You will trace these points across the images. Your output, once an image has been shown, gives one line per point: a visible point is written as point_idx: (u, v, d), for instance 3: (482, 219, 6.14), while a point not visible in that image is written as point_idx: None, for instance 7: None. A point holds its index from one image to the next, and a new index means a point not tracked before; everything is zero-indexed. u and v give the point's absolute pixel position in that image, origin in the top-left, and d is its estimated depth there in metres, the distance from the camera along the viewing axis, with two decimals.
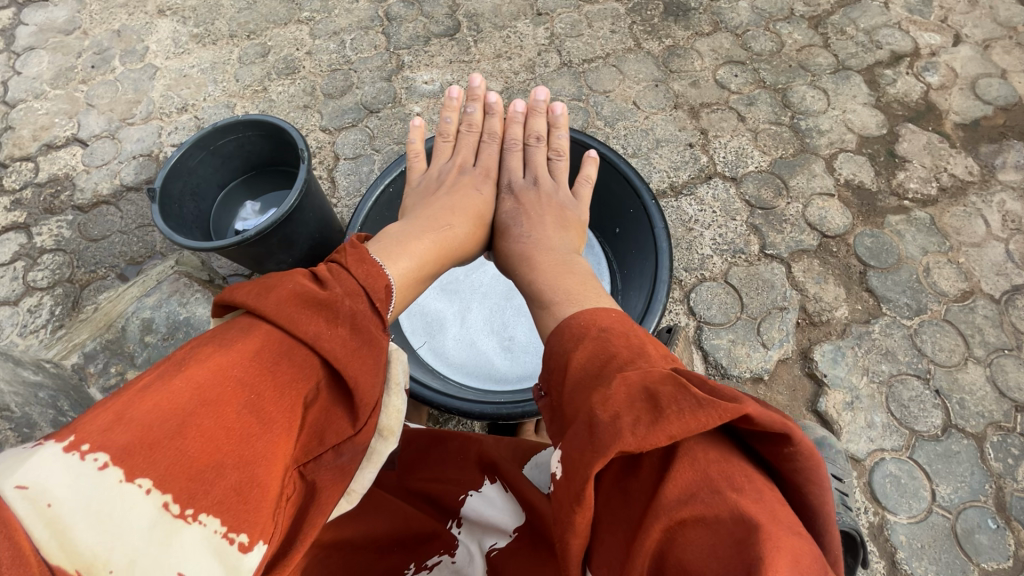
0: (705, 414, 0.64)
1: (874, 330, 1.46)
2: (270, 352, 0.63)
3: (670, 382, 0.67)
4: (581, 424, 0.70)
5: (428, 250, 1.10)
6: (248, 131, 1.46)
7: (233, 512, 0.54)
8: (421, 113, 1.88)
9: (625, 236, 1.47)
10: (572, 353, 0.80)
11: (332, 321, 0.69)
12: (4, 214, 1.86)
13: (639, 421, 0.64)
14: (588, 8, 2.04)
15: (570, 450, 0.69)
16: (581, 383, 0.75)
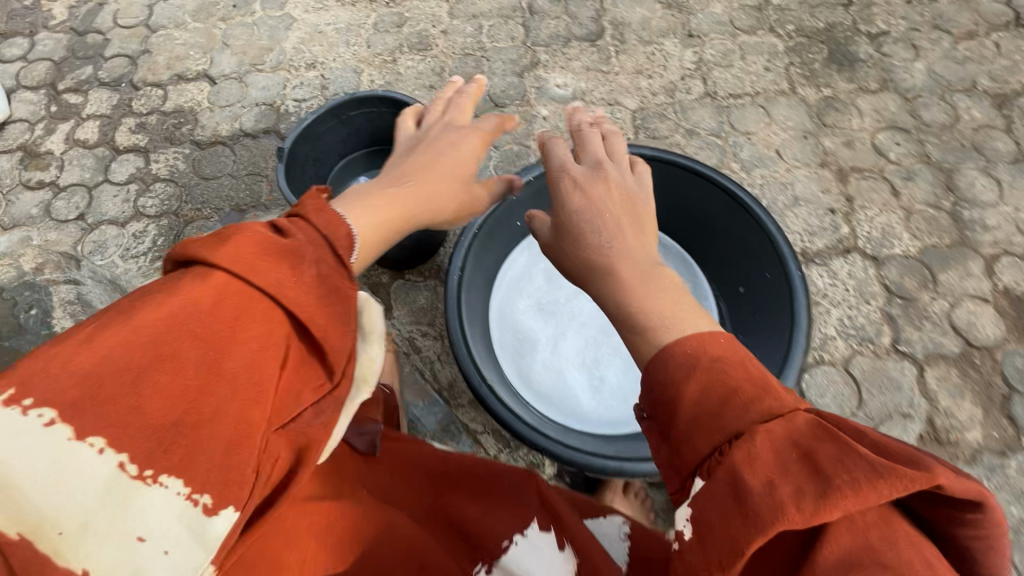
0: (877, 485, 0.50)
1: (1009, 465, 1.29)
2: (233, 292, 0.52)
3: (826, 438, 0.54)
4: (715, 484, 0.55)
5: (392, 205, 0.87)
6: (383, 107, 1.43)
7: (201, 473, 0.48)
8: (548, 117, 1.80)
9: (752, 299, 1.34)
10: (685, 387, 0.63)
11: (295, 258, 0.56)
12: (127, 135, 1.90)
13: (802, 493, 0.51)
14: (743, 39, 1.91)
15: (702, 513, 0.55)
16: (701, 427, 0.60)
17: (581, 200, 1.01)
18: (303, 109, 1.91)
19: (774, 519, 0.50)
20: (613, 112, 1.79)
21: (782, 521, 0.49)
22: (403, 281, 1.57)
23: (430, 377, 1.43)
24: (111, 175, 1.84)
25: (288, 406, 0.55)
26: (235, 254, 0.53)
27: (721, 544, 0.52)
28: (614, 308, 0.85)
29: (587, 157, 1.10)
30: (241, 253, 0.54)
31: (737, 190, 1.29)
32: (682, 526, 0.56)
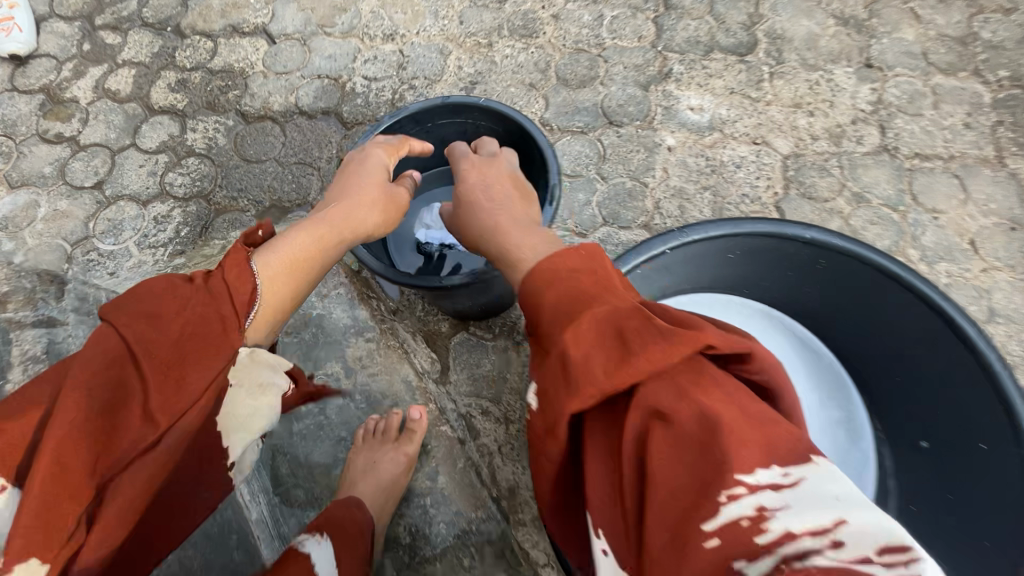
0: (664, 347, 0.59)
1: None
2: (201, 321, 0.68)
3: (635, 317, 0.62)
4: (548, 363, 0.65)
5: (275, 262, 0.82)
6: (481, 121, 1.10)
7: (42, 530, 0.56)
8: (674, 147, 1.41)
9: (947, 465, 0.95)
10: (542, 295, 0.70)
11: (236, 271, 0.75)
12: (164, 92, 1.61)
13: (608, 360, 0.60)
14: (938, 80, 1.48)
15: (544, 382, 0.65)
16: (547, 320, 0.67)
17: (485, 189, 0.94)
18: (372, 89, 1.57)
19: (585, 381, 0.60)
20: (759, 154, 1.40)
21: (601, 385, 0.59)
22: (466, 336, 1.23)
23: (489, 480, 1.08)
24: (140, 140, 1.55)
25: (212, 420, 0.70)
26: (185, 304, 0.68)
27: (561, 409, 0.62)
28: (495, 255, 0.84)
29: (487, 151, 1.05)
30: (198, 302, 0.69)
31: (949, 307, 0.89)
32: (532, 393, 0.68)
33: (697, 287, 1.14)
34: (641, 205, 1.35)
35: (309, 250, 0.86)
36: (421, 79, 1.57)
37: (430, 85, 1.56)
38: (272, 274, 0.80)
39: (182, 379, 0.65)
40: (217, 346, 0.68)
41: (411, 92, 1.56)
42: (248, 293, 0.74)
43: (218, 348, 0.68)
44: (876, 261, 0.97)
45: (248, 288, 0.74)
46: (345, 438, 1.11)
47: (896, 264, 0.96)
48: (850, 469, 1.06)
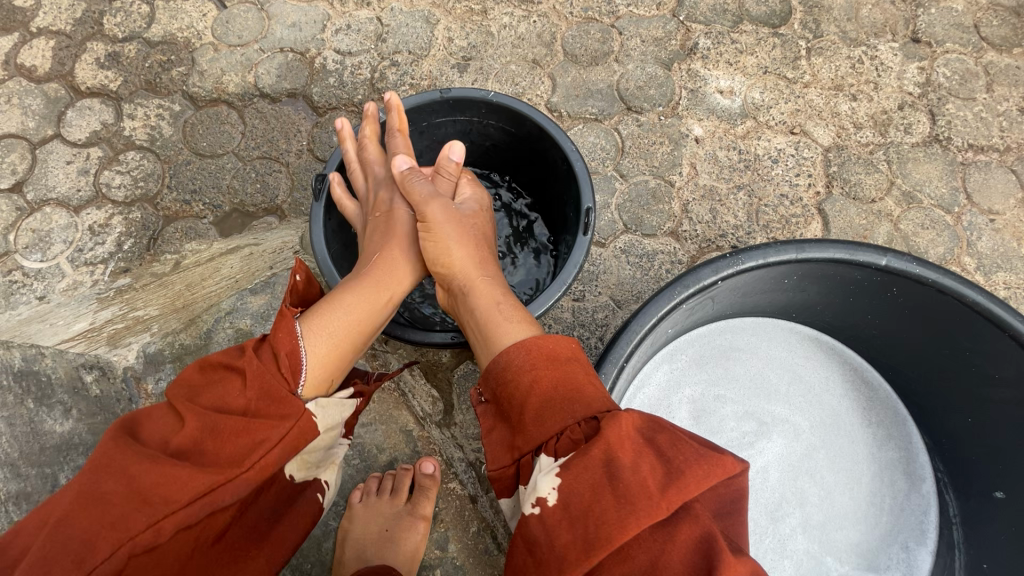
0: (713, 470, 0.57)
1: None
2: (264, 383, 0.64)
3: (661, 431, 0.61)
4: (585, 463, 0.57)
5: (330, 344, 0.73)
6: (488, 119, 0.90)
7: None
8: (703, 139, 1.23)
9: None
10: (557, 410, 0.63)
11: (289, 339, 0.69)
12: (93, 69, 1.33)
13: (654, 473, 0.56)
14: (994, 57, 1.30)
15: (569, 490, 0.57)
16: (546, 420, 0.63)
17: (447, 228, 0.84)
18: (346, 67, 1.32)
19: (631, 497, 0.54)
20: (799, 146, 1.22)
21: (643, 505, 0.54)
22: (470, 367, 1.04)
23: (507, 543, 0.94)
24: (65, 129, 1.29)
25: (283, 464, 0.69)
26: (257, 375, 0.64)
27: (602, 530, 0.54)
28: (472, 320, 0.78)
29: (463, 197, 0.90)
30: (242, 381, 0.64)
31: None
32: (548, 492, 0.58)
33: (740, 311, 1.00)
34: (667, 208, 1.18)
35: (364, 298, 0.78)
36: (404, 54, 1.33)
37: (416, 62, 1.32)
38: (320, 346, 0.72)
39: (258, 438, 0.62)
40: (287, 410, 0.65)
41: (393, 70, 1.32)
42: (290, 349, 0.69)
43: (285, 403, 0.65)
44: (960, 300, 0.81)
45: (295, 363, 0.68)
46: (337, 502, 0.98)
47: (989, 302, 0.79)
48: (909, 517, 0.96)
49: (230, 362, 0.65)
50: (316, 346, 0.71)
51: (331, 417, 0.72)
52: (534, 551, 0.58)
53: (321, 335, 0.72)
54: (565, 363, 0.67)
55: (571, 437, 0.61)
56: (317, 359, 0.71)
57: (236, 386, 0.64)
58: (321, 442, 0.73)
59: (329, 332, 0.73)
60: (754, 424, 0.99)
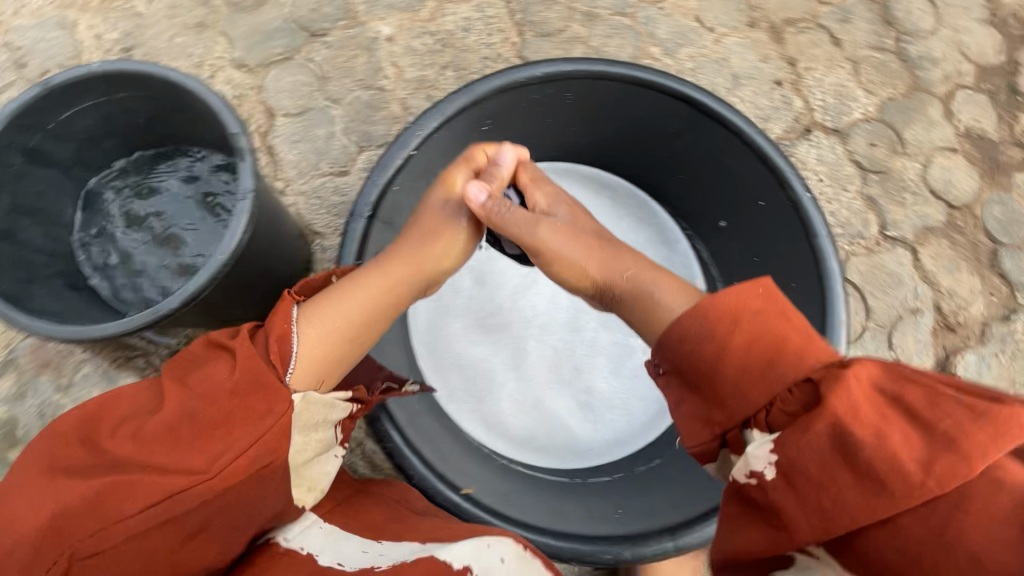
0: (985, 433, 0.44)
1: (1017, 330, 1.14)
2: (250, 371, 0.61)
3: (918, 388, 0.49)
4: (824, 444, 0.48)
5: (326, 347, 0.71)
6: (116, 93, 0.82)
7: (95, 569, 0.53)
8: (394, 36, 1.23)
9: (745, 236, 1.00)
10: (729, 366, 0.56)
11: (279, 327, 0.67)
12: None
13: (928, 444, 0.46)
14: None
15: (797, 466, 0.50)
16: (724, 393, 0.56)
17: (558, 235, 0.83)
18: None
19: (890, 475, 0.45)
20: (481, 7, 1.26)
21: (882, 473, 0.46)
22: None
23: (368, 471, 0.98)
24: None
25: (272, 480, 0.61)
26: (221, 370, 0.61)
27: (838, 504, 0.47)
28: (641, 320, 0.72)
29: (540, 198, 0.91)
30: (226, 367, 0.62)
31: (685, 90, 0.89)
32: (762, 467, 0.52)
33: None
34: (388, 112, 1.20)
35: (365, 297, 0.78)
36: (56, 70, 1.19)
37: None
38: (318, 339, 0.71)
39: (229, 433, 0.57)
40: (266, 404, 0.60)
41: None
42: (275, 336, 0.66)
43: (269, 394, 0.60)
44: (612, 81, 0.91)
45: (277, 366, 0.63)
46: None
47: (631, 71, 0.89)
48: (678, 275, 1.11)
49: (224, 342, 0.65)
50: (311, 336, 0.71)
51: (319, 412, 0.66)
52: (765, 514, 0.52)
53: (314, 324, 0.72)
54: (754, 313, 0.57)
55: (784, 407, 0.53)
56: (308, 351, 0.70)
57: (220, 369, 0.61)
58: (305, 443, 0.65)
59: (322, 320, 0.73)
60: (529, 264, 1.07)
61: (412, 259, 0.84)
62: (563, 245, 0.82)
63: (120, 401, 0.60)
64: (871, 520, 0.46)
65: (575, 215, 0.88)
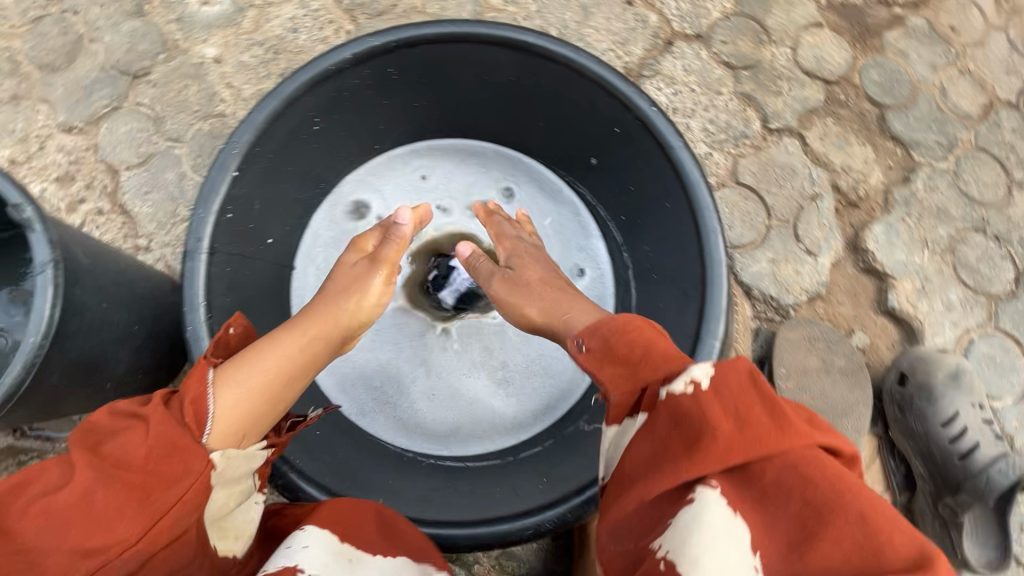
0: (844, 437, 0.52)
1: (917, 189, 1.12)
2: (165, 436, 0.54)
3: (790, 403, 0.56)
4: (748, 386, 0.50)
5: (239, 412, 0.62)
6: None
7: None
8: (221, 56, 1.16)
9: (614, 171, 0.96)
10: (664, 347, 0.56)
11: (199, 384, 0.60)
12: None
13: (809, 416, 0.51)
14: None
15: (724, 390, 0.50)
16: (631, 364, 0.56)
17: (506, 292, 0.83)
18: None
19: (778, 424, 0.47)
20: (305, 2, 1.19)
21: (768, 418, 0.48)
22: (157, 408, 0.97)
23: None
24: None
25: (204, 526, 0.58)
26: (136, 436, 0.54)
27: (758, 419, 0.47)
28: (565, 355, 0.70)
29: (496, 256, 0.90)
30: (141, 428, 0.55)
31: (504, 33, 0.83)
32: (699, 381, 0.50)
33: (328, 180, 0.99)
34: None
35: (280, 353, 0.69)
36: None
37: None
38: (230, 399, 0.61)
39: (148, 501, 0.53)
40: (185, 465, 0.55)
41: None
42: (190, 398, 0.58)
43: (185, 451, 0.55)
44: (426, 43, 0.84)
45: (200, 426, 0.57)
46: None
47: (440, 29, 0.83)
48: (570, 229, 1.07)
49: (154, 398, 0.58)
50: (228, 399, 0.61)
51: (240, 466, 0.61)
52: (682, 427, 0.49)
53: (227, 387, 0.62)
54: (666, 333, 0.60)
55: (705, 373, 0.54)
56: (223, 412, 0.60)
57: (137, 434, 0.54)
58: (226, 494, 0.61)
59: (239, 382, 0.64)
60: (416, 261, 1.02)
61: (329, 315, 0.78)
62: (510, 302, 0.82)
63: (28, 478, 0.52)
64: (776, 446, 0.47)
65: (523, 263, 0.85)
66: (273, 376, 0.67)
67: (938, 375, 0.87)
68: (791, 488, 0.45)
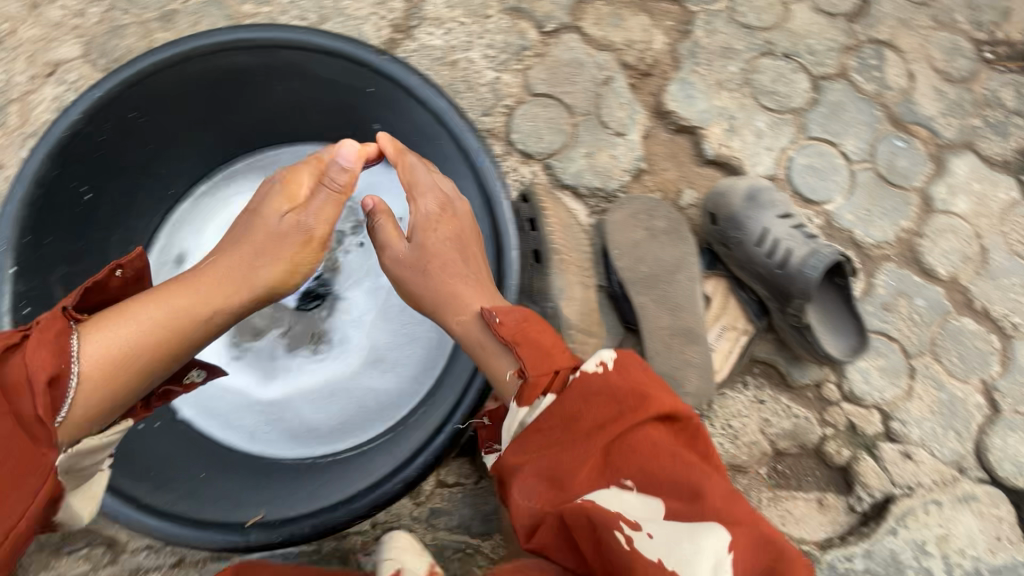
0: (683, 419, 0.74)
1: (699, 36, 1.14)
2: (14, 429, 0.58)
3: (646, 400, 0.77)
4: (636, 369, 0.70)
5: (111, 374, 0.66)
6: None
7: None
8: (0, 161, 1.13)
9: (397, 130, 0.95)
10: (553, 337, 0.74)
11: (48, 356, 0.61)
12: None
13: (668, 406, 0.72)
14: None
15: (618, 372, 0.68)
16: (541, 350, 0.72)
17: (407, 272, 0.88)
18: None
19: (668, 415, 0.67)
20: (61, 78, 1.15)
21: (664, 410, 0.66)
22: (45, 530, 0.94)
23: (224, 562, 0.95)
24: None
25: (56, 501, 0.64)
26: None
27: (652, 398, 0.66)
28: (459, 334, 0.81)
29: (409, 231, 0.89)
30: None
31: (215, 38, 0.82)
32: (600, 362, 0.69)
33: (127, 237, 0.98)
34: None
35: (173, 313, 0.72)
36: None
37: None
38: (103, 363, 0.65)
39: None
40: (30, 460, 0.59)
41: None
42: (28, 374, 0.59)
43: (29, 456, 0.59)
44: (149, 76, 0.83)
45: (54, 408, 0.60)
46: None
47: (154, 57, 0.81)
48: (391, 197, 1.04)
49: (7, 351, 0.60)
50: (95, 354, 0.65)
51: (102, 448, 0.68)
52: (597, 400, 0.66)
53: (99, 346, 0.66)
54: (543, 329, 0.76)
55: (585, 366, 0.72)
56: (90, 380, 0.64)
57: None
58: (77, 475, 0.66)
59: (112, 336, 0.67)
60: None
61: (235, 287, 0.80)
62: (410, 285, 0.88)
63: None
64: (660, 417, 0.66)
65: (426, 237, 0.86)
66: (146, 341, 0.69)
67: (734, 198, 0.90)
68: (677, 467, 0.63)
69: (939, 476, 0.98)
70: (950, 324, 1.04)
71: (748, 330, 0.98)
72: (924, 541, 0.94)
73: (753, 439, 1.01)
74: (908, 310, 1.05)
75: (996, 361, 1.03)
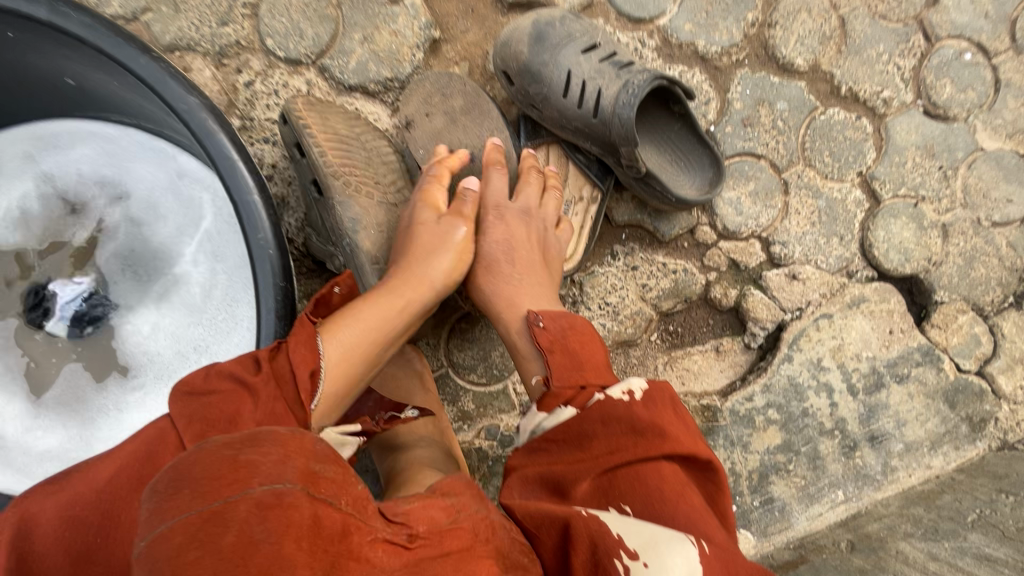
0: None
1: None
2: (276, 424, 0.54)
3: None
4: (684, 419, 0.60)
5: (360, 346, 0.64)
6: None
7: None
8: None
9: (99, 88, 0.74)
10: (592, 353, 0.65)
11: (302, 356, 0.59)
12: None
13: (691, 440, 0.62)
14: None
15: (648, 403, 0.59)
16: (576, 363, 0.63)
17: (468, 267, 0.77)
18: None
19: (686, 455, 0.57)
20: None
21: (681, 453, 0.57)
22: None
23: None
24: None
25: None
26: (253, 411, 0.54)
27: (667, 433, 0.57)
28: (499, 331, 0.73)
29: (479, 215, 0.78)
30: (251, 402, 0.54)
31: None
32: (632, 388, 0.60)
33: None
34: None
35: (387, 314, 0.68)
36: None
37: None
38: (337, 363, 0.62)
39: None
40: None
41: None
42: (293, 367, 0.58)
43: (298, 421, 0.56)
44: None
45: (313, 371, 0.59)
46: None
47: None
48: (149, 159, 0.84)
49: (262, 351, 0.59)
50: (339, 346, 0.63)
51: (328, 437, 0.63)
52: (604, 425, 0.57)
53: (346, 333, 0.64)
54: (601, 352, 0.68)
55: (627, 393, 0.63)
56: (329, 385, 0.62)
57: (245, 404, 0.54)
58: None
59: (346, 331, 0.64)
60: (11, 316, 0.84)
61: (416, 281, 0.71)
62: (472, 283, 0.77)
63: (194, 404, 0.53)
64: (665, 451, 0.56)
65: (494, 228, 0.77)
66: (354, 364, 0.64)
67: (522, 48, 0.79)
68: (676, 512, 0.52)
69: (826, 288, 0.93)
70: (817, 120, 0.93)
71: (595, 196, 0.88)
72: (820, 358, 0.90)
73: (635, 309, 0.92)
74: (771, 118, 0.92)
75: (871, 148, 0.94)
